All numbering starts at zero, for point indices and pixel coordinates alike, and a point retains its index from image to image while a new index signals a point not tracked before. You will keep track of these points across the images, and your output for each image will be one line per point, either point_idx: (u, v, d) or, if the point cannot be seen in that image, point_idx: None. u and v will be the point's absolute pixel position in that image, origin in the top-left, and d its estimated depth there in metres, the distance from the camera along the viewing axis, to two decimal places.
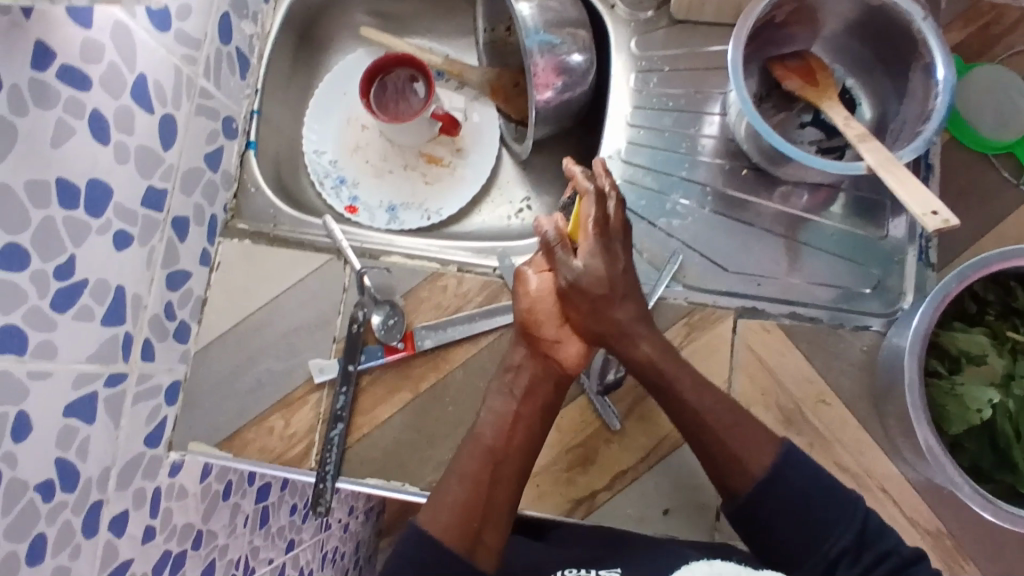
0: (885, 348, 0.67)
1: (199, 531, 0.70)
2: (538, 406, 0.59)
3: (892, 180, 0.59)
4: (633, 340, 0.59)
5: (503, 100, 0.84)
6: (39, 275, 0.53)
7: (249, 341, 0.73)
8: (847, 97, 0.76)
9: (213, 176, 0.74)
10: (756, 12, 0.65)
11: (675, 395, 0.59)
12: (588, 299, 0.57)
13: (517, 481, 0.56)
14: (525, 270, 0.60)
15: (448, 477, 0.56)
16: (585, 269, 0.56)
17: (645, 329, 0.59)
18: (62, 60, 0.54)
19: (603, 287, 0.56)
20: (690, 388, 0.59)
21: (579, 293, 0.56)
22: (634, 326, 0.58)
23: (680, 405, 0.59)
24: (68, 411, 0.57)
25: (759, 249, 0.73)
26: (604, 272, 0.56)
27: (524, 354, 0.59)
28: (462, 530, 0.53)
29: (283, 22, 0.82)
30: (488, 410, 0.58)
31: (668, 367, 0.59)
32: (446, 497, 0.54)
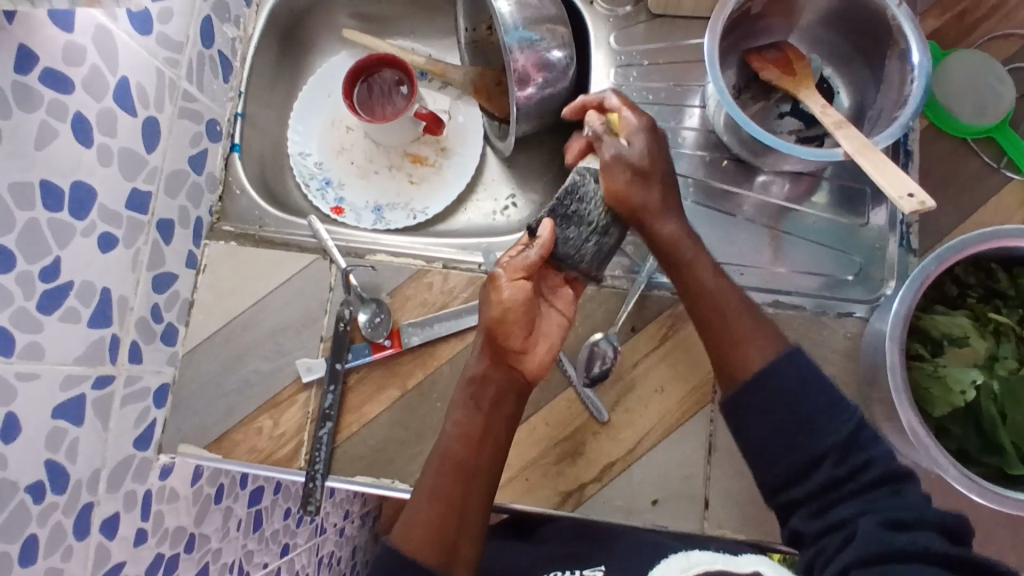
0: (868, 334, 0.67)
1: (191, 534, 0.71)
2: (503, 417, 0.59)
3: (868, 165, 0.59)
4: (659, 216, 0.62)
5: (486, 99, 0.84)
6: (25, 277, 0.53)
7: (237, 342, 0.73)
8: (825, 87, 0.76)
9: (198, 179, 0.75)
10: (730, 3, 0.66)
11: (693, 274, 0.62)
12: (630, 170, 0.62)
13: (486, 495, 0.57)
14: (497, 277, 0.58)
15: (418, 495, 0.56)
16: (629, 144, 0.63)
17: (667, 209, 0.63)
18: (44, 63, 0.54)
19: (645, 162, 0.62)
20: (703, 266, 0.62)
21: (623, 162, 0.62)
22: (663, 204, 0.63)
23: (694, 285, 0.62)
24: (56, 412, 0.57)
25: (741, 239, 0.73)
26: (648, 151, 0.63)
27: (488, 364, 0.59)
28: (436, 545, 0.53)
29: (265, 25, 0.83)
30: (453, 424, 0.58)
31: (689, 247, 0.63)
32: (418, 516, 0.55)
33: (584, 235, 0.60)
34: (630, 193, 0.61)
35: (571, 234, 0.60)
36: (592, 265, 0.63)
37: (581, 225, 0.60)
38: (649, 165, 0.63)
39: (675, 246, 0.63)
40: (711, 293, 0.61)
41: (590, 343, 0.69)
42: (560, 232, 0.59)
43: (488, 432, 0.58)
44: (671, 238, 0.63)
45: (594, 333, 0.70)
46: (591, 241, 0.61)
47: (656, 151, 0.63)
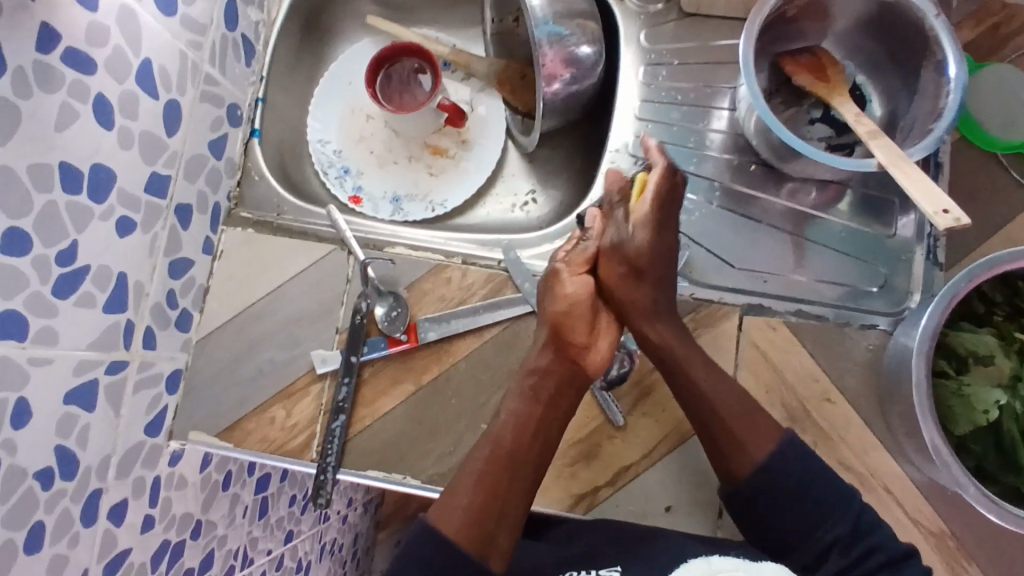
0: (891, 345, 0.67)
1: (197, 521, 0.71)
2: (559, 411, 0.59)
3: (902, 176, 0.58)
4: (653, 316, 0.62)
5: (511, 92, 0.83)
6: (41, 261, 0.53)
7: (251, 330, 0.73)
8: (856, 94, 0.74)
9: (218, 164, 0.73)
10: (768, 5, 0.65)
11: (685, 375, 0.61)
12: (622, 266, 0.61)
13: (529, 488, 0.56)
14: (558, 270, 0.63)
15: (460, 482, 0.55)
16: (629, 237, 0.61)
17: (663, 312, 0.62)
18: (67, 43, 0.53)
19: (644, 259, 0.61)
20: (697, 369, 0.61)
21: (618, 255, 0.61)
22: (660, 303, 0.62)
23: (691, 389, 0.61)
24: (68, 398, 0.57)
25: (766, 246, 0.72)
26: (647, 245, 0.61)
27: (551, 357, 0.60)
28: (474, 530, 0.52)
29: (290, 8, 0.81)
30: (506, 413, 0.58)
31: (679, 352, 0.62)
32: (460, 500, 0.53)
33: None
34: (615, 287, 0.62)
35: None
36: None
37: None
38: (646, 260, 0.61)
39: (670, 348, 0.62)
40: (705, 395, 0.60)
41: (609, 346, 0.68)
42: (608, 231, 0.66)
43: (544, 423, 0.58)
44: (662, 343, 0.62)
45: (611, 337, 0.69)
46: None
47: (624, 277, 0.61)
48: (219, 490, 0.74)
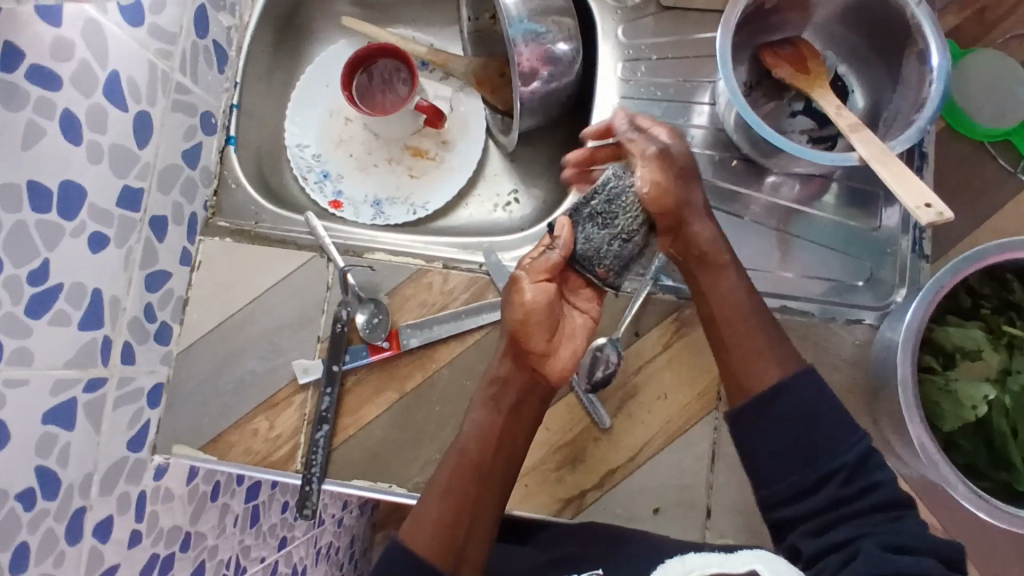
0: (878, 341, 0.66)
1: (187, 533, 0.70)
2: (523, 420, 0.58)
3: (882, 170, 0.57)
4: (695, 220, 0.61)
5: (489, 91, 0.82)
6: (13, 281, 0.52)
7: (233, 341, 0.72)
8: (839, 85, 0.73)
9: (193, 173, 0.72)
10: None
11: (733, 274, 0.61)
12: (671, 175, 0.59)
13: (500, 497, 0.56)
14: (519, 278, 0.57)
15: (430, 496, 0.55)
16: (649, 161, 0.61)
17: (702, 214, 0.61)
18: (31, 59, 0.52)
19: (685, 160, 0.61)
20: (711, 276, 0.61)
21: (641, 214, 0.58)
22: (703, 208, 0.61)
23: (735, 293, 0.60)
24: (47, 417, 0.56)
25: (749, 242, 0.71)
26: (685, 152, 0.62)
27: (510, 365, 0.58)
28: (446, 541, 0.53)
29: (263, 11, 0.80)
30: (470, 424, 0.57)
31: (722, 254, 0.61)
32: (430, 513, 0.54)
33: (609, 237, 0.57)
34: (674, 187, 0.59)
35: (594, 242, 0.57)
36: (611, 274, 0.59)
37: (600, 228, 0.57)
38: (685, 171, 0.61)
39: (712, 249, 0.61)
40: (727, 304, 0.60)
41: (593, 349, 0.67)
42: (581, 239, 0.57)
43: (508, 432, 0.58)
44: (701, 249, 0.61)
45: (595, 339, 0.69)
46: (614, 243, 0.57)
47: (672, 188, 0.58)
48: (206, 502, 0.73)
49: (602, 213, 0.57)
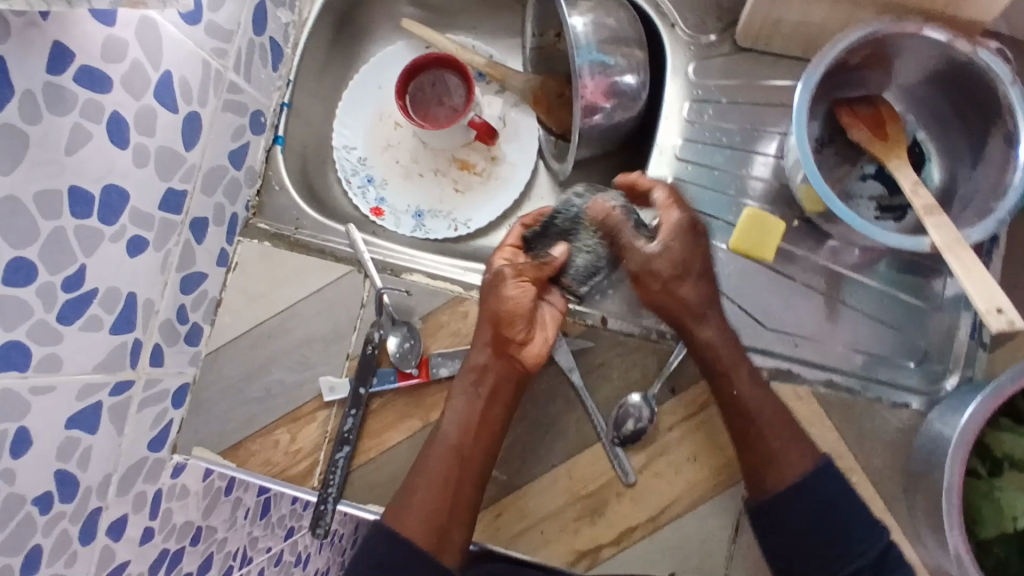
0: (924, 430, 0.64)
1: (198, 527, 0.70)
2: (503, 405, 0.63)
3: (957, 265, 0.54)
4: (693, 327, 0.63)
5: (545, 111, 0.79)
6: (46, 288, 0.51)
7: (262, 349, 0.71)
8: (916, 151, 0.69)
9: (237, 174, 0.70)
10: (832, 54, 0.60)
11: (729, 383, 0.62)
12: (660, 275, 0.63)
13: (478, 485, 0.61)
14: (506, 274, 0.64)
15: (415, 486, 0.60)
16: (660, 250, 0.63)
17: (705, 316, 0.63)
18: (81, 61, 0.49)
19: (681, 258, 0.63)
20: (699, 326, 0.63)
21: (651, 269, 0.63)
22: (706, 307, 0.63)
23: (728, 396, 0.62)
24: (70, 422, 0.56)
25: (800, 305, 0.68)
26: (677, 254, 0.63)
27: (489, 355, 0.64)
28: (432, 530, 0.58)
29: (323, 7, 0.77)
30: (453, 411, 0.63)
31: (727, 354, 0.62)
32: (415, 502, 0.59)
33: (580, 252, 0.67)
34: (660, 297, 0.63)
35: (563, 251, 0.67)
36: (575, 282, 0.68)
37: (570, 243, 0.68)
38: (681, 268, 0.63)
39: (712, 353, 0.62)
40: (715, 351, 0.62)
41: (625, 402, 0.66)
42: (568, 255, 0.67)
43: (487, 420, 0.62)
44: (691, 309, 0.63)
45: (630, 391, 0.67)
46: (581, 257, 0.67)
47: (694, 249, 0.63)
48: (220, 496, 0.73)
49: (567, 229, 0.68)
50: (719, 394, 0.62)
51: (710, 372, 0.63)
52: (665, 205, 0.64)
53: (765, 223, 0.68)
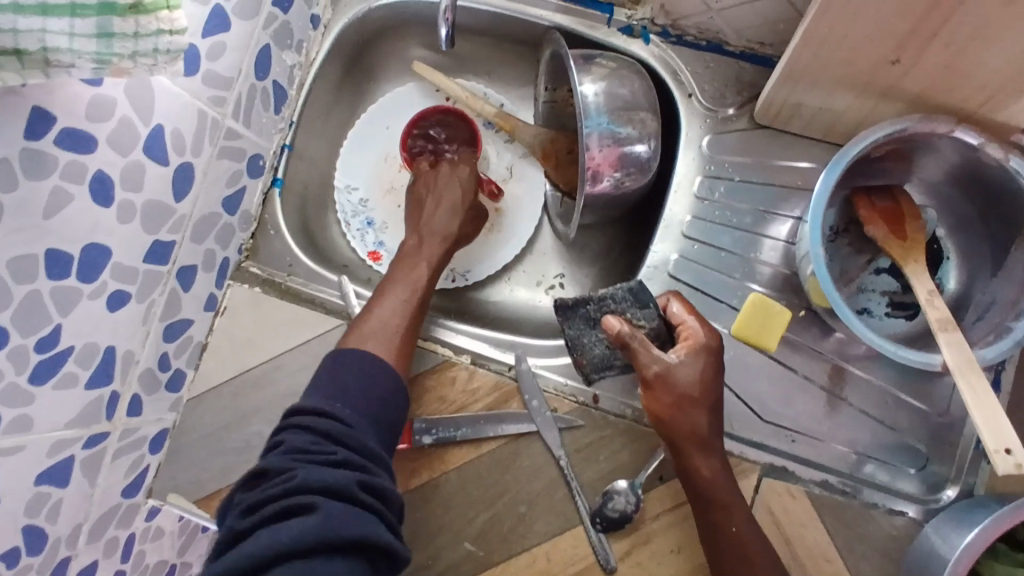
0: (916, 543, 0.61)
1: (172, 565, 0.69)
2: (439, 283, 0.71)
3: (967, 392, 0.52)
4: (697, 454, 0.59)
5: (553, 166, 0.76)
6: (18, 352, 0.49)
7: (245, 399, 0.70)
8: (934, 249, 0.66)
9: (231, 220, 0.69)
10: (861, 143, 0.57)
11: (719, 523, 0.58)
12: (674, 394, 0.59)
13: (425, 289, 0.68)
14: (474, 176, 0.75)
15: (382, 312, 0.65)
16: (680, 365, 0.59)
17: (711, 447, 0.60)
18: (63, 124, 0.48)
19: (694, 384, 0.59)
20: (701, 456, 0.59)
21: (668, 384, 0.59)
22: (714, 437, 0.60)
23: (716, 531, 0.58)
24: (41, 478, 0.54)
25: (800, 400, 0.66)
26: (695, 374, 0.59)
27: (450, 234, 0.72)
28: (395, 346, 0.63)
29: (331, 49, 0.76)
30: (410, 285, 0.67)
31: (725, 490, 0.59)
32: (387, 335, 0.63)
33: (598, 340, 0.64)
34: (669, 416, 0.59)
35: (583, 335, 0.64)
36: (589, 368, 0.64)
37: (593, 330, 0.64)
38: (700, 391, 0.59)
39: (709, 486, 0.59)
40: (711, 481, 0.59)
41: (614, 485, 0.64)
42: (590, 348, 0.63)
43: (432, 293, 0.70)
44: (698, 438, 0.59)
45: (618, 476, 0.65)
46: (600, 345, 0.63)
47: (713, 373, 0.60)
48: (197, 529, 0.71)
49: (596, 317, 0.63)
50: (710, 530, 0.58)
51: (700, 502, 0.59)
52: (689, 333, 0.61)
53: (769, 311, 0.65)
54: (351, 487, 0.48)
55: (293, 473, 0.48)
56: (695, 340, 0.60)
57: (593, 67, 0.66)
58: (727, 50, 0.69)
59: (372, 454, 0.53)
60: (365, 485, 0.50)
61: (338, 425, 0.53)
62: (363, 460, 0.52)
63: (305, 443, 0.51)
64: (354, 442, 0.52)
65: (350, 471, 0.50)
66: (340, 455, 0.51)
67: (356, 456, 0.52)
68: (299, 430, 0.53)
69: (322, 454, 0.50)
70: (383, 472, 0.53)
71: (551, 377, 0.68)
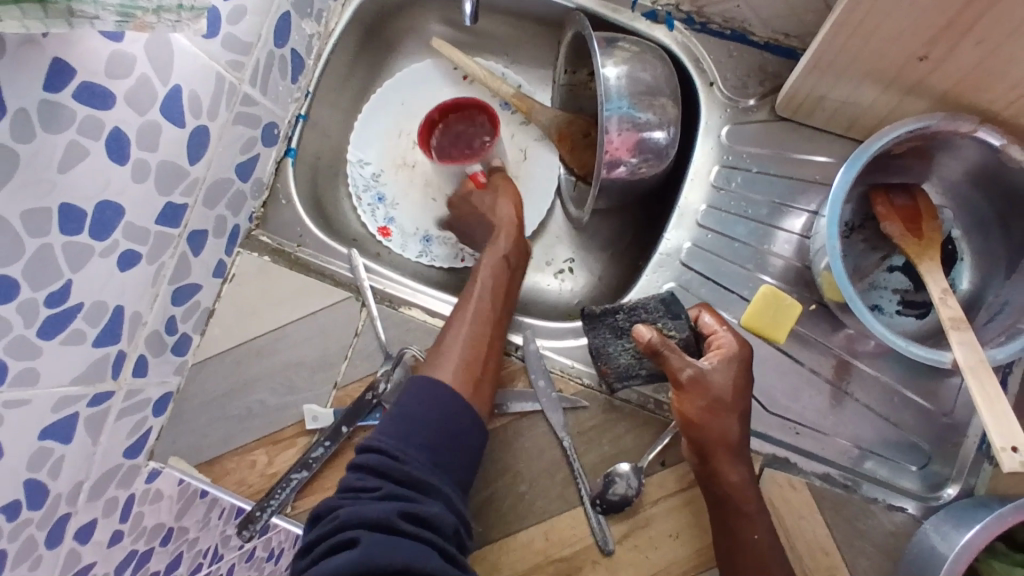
0: (915, 540, 0.60)
1: (168, 529, 0.68)
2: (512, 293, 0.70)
3: (977, 390, 0.52)
4: (724, 462, 0.59)
5: (569, 150, 0.76)
6: (27, 305, 0.49)
7: (249, 366, 0.70)
8: (948, 249, 0.66)
9: (244, 186, 0.69)
10: (885, 139, 0.57)
11: (733, 524, 0.59)
12: (708, 399, 0.59)
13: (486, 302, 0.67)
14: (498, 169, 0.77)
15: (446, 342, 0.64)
16: (713, 372, 0.59)
17: (738, 455, 0.60)
18: (82, 77, 0.48)
19: (725, 390, 0.59)
20: (729, 463, 0.59)
21: (702, 389, 0.59)
22: (741, 445, 0.60)
23: (729, 535, 0.59)
24: (43, 434, 0.54)
25: (806, 393, 0.66)
26: (727, 380, 0.59)
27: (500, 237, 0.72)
28: (469, 378, 0.62)
29: (350, 21, 0.75)
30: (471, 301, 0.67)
31: (751, 499, 0.59)
32: (451, 360, 0.62)
33: (623, 350, 0.64)
34: (702, 424, 0.59)
35: (608, 344, 0.64)
36: (612, 377, 0.64)
37: (619, 338, 0.64)
38: (731, 397, 0.59)
39: (731, 495, 0.59)
40: (737, 488, 0.59)
41: (616, 467, 0.64)
42: (613, 351, 0.64)
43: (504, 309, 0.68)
44: (729, 444, 0.59)
45: (619, 460, 0.65)
46: (625, 355, 0.64)
47: (744, 381, 0.60)
48: (195, 497, 0.71)
49: (625, 327, 0.64)
50: (728, 531, 0.59)
51: (722, 508, 0.59)
52: (722, 340, 0.61)
53: (781, 304, 0.65)
54: (391, 517, 0.50)
55: (340, 512, 0.51)
56: (728, 348, 0.60)
57: (615, 50, 0.66)
58: (752, 40, 0.69)
59: (422, 486, 0.54)
60: (409, 515, 0.51)
61: (387, 458, 0.54)
62: (412, 490, 0.53)
63: (353, 481, 0.54)
64: (402, 474, 0.53)
65: (393, 502, 0.51)
66: (383, 489, 0.52)
67: (402, 488, 0.53)
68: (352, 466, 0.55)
69: (367, 490, 0.52)
70: (437, 500, 0.54)
71: (558, 358, 0.68)
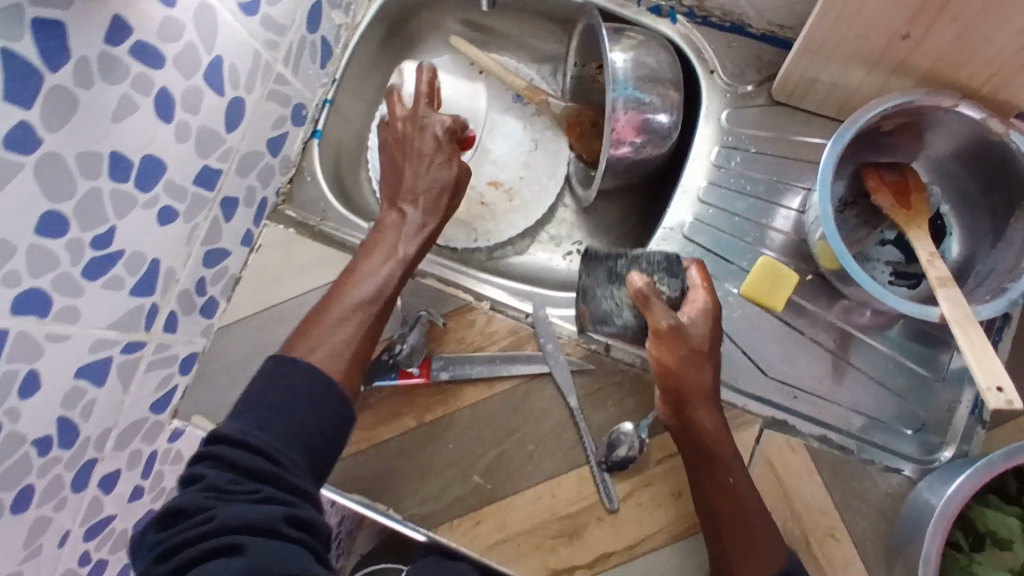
0: (912, 496, 0.62)
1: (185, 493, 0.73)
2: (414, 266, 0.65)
3: (963, 340, 0.54)
4: (699, 409, 0.61)
5: (578, 137, 0.81)
6: (75, 243, 0.53)
7: (271, 330, 0.74)
8: (936, 224, 0.69)
9: (273, 160, 0.74)
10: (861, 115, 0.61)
11: (714, 475, 0.60)
12: (686, 348, 0.61)
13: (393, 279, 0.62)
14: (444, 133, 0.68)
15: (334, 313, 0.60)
16: (690, 323, 0.62)
17: (712, 405, 0.61)
18: (137, 37, 0.53)
19: (701, 341, 0.61)
20: (706, 410, 0.61)
21: (681, 339, 0.61)
22: (714, 395, 0.62)
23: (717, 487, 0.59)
24: (79, 372, 0.57)
25: (803, 360, 0.68)
26: (704, 331, 0.62)
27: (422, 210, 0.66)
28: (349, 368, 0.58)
29: (376, 15, 0.81)
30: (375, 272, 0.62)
31: (728, 447, 0.61)
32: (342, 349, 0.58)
33: (610, 296, 0.65)
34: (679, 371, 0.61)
35: (598, 286, 0.66)
36: (589, 318, 0.67)
37: (611, 284, 0.65)
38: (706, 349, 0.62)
39: (707, 442, 0.60)
40: (714, 437, 0.61)
41: (620, 427, 0.66)
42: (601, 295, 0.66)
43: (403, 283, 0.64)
44: (704, 393, 0.61)
45: (624, 421, 0.67)
46: (609, 301, 0.65)
47: (717, 334, 0.63)
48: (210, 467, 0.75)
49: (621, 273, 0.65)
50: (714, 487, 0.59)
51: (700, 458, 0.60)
52: (699, 296, 0.63)
53: (779, 273, 0.68)
54: (276, 521, 0.46)
55: (204, 516, 0.46)
56: (704, 303, 0.63)
57: (623, 38, 0.71)
58: (749, 32, 0.74)
59: (302, 490, 0.51)
60: (291, 520, 0.48)
61: (267, 461, 0.50)
62: (292, 497, 0.49)
63: (221, 482, 0.48)
64: (283, 481, 0.50)
65: (274, 506, 0.48)
66: (261, 492, 0.48)
67: (281, 493, 0.49)
68: (212, 466, 0.50)
69: (240, 492, 0.48)
70: (311, 507, 0.51)
71: (566, 325, 0.72)
